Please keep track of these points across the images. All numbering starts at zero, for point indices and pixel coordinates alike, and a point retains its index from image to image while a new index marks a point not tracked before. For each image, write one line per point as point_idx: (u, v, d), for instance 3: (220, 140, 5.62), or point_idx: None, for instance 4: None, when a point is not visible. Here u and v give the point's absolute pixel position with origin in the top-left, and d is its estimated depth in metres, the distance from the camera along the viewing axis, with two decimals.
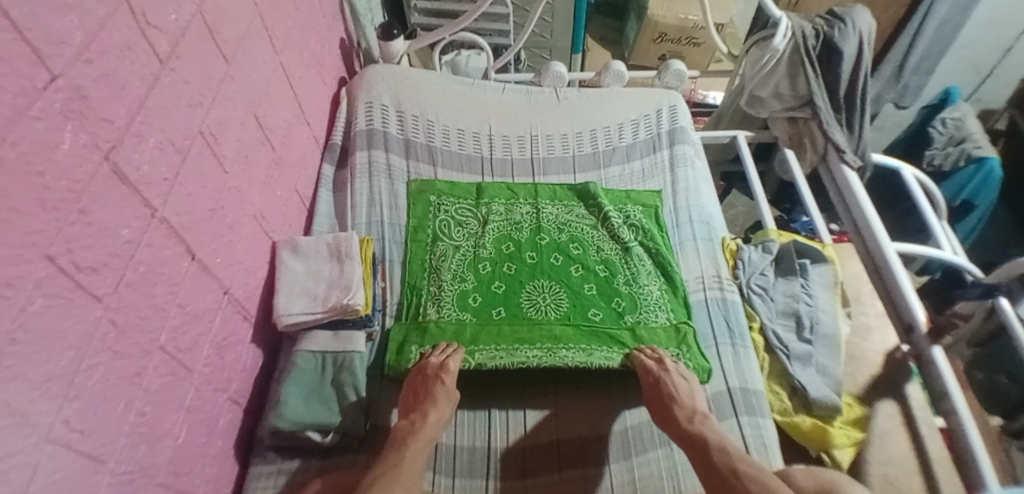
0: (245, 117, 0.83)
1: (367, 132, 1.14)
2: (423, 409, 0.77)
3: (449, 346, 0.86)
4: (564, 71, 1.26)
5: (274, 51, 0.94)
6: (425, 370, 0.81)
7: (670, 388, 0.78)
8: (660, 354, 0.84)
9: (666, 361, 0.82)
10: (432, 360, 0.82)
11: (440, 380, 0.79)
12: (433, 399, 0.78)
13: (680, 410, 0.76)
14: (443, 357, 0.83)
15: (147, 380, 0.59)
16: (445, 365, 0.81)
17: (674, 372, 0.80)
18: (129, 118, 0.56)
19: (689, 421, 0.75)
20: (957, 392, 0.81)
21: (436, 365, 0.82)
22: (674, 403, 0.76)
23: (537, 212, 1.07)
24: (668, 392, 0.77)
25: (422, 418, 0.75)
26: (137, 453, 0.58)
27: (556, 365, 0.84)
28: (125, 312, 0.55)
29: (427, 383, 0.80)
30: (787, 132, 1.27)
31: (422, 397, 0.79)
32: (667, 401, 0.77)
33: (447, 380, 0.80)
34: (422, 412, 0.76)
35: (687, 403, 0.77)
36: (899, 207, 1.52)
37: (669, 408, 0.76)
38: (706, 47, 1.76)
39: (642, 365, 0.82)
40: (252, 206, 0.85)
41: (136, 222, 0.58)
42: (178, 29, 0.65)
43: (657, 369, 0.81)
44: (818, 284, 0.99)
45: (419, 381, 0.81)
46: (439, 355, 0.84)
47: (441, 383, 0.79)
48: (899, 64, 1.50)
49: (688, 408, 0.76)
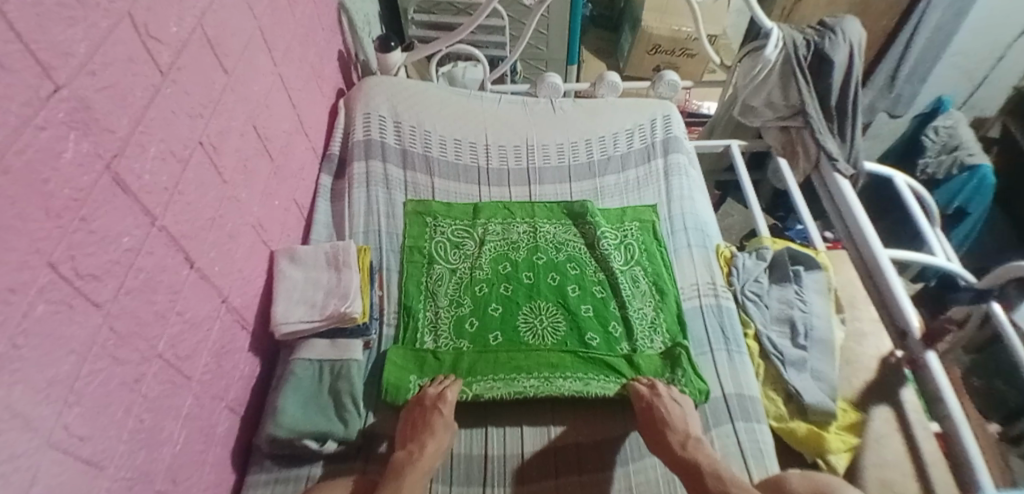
0: (244, 127, 0.85)
1: (365, 142, 1.15)
2: (421, 439, 0.75)
3: (442, 385, 0.84)
4: (559, 81, 1.28)
5: (273, 64, 0.96)
6: (423, 400, 0.80)
7: (663, 413, 0.77)
8: (652, 380, 0.84)
9: (658, 386, 0.82)
10: (429, 391, 0.82)
11: (439, 410, 0.79)
12: (432, 428, 0.76)
13: (673, 434, 0.75)
14: (441, 389, 0.83)
15: (146, 387, 0.60)
16: (443, 395, 0.81)
17: (667, 397, 0.80)
18: (131, 129, 0.57)
19: (682, 447, 0.74)
20: (952, 398, 0.82)
21: (434, 395, 0.81)
22: (667, 427, 0.76)
23: (534, 231, 1.08)
24: (662, 417, 0.77)
25: (420, 448, 0.74)
26: (135, 460, 0.58)
27: (553, 396, 0.84)
28: (125, 319, 0.56)
29: (425, 414, 0.78)
30: (780, 141, 1.29)
31: (420, 427, 0.77)
32: (660, 425, 0.76)
33: (444, 409, 0.79)
34: (420, 443, 0.75)
35: (680, 426, 0.76)
36: (892, 215, 1.53)
37: (662, 432, 0.76)
38: (699, 58, 1.79)
39: (636, 391, 0.82)
40: (251, 215, 0.86)
41: (137, 230, 0.58)
42: (178, 41, 0.67)
43: (650, 394, 0.81)
44: (812, 290, 1.00)
45: (415, 412, 0.80)
46: (438, 387, 0.84)
47: (439, 412, 0.78)
48: (891, 73, 1.52)
49: (680, 432, 0.76)
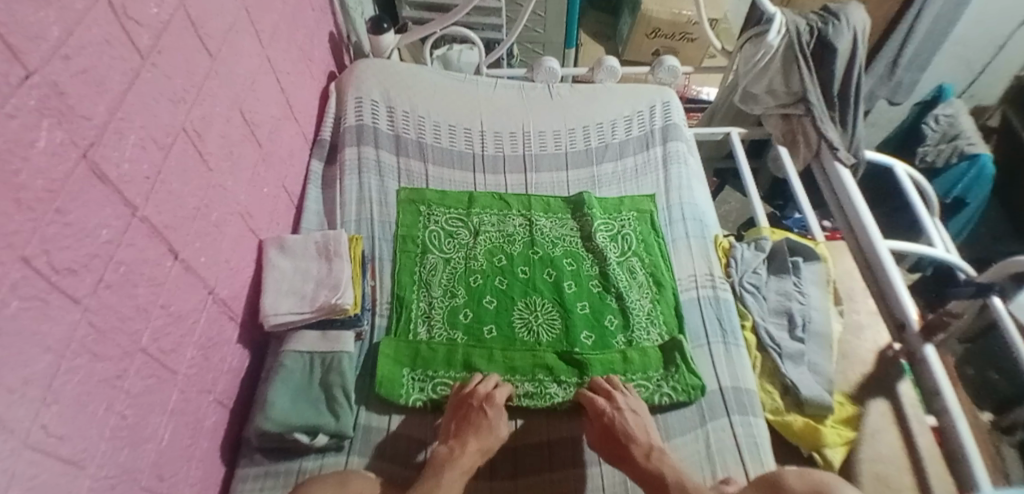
0: (230, 113, 0.82)
1: (356, 127, 1.12)
2: (463, 437, 0.73)
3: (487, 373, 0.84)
4: (557, 66, 1.25)
5: (261, 46, 0.92)
6: (470, 399, 0.78)
7: (625, 426, 0.75)
8: (610, 388, 0.81)
9: (617, 399, 0.79)
10: (479, 389, 0.79)
11: (484, 411, 0.76)
12: (477, 429, 0.74)
13: (636, 447, 0.73)
14: (493, 388, 0.80)
15: (129, 383, 0.58)
16: (493, 397, 0.78)
17: (627, 410, 0.77)
18: (108, 115, 0.55)
19: (646, 458, 0.71)
20: (950, 392, 0.81)
21: (482, 395, 0.78)
22: (629, 440, 0.73)
23: (530, 224, 1.05)
24: (624, 430, 0.74)
25: (461, 446, 0.72)
26: (119, 457, 0.57)
27: (545, 402, 0.83)
28: (104, 313, 0.54)
29: (471, 412, 0.76)
30: (780, 129, 1.25)
31: (463, 427, 0.75)
32: (623, 439, 0.74)
33: (491, 411, 0.76)
34: (462, 440, 0.73)
35: (642, 438, 0.74)
36: (889, 203, 1.53)
37: (623, 446, 0.73)
38: (700, 43, 1.76)
39: (593, 406, 0.78)
40: (238, 204, 0.84)
41: (116, 221, 0.56)
42: (159, 23, 0.63)
43: (610, 409, 0.77)
44: (810, 282, 0.99)
45: (460, 410, 0.77)
46: (490, 385, 0.81)
47: (485, 415, 0.76)
48: (893, 60, 1.50)
49: (644, 444, 0.73)
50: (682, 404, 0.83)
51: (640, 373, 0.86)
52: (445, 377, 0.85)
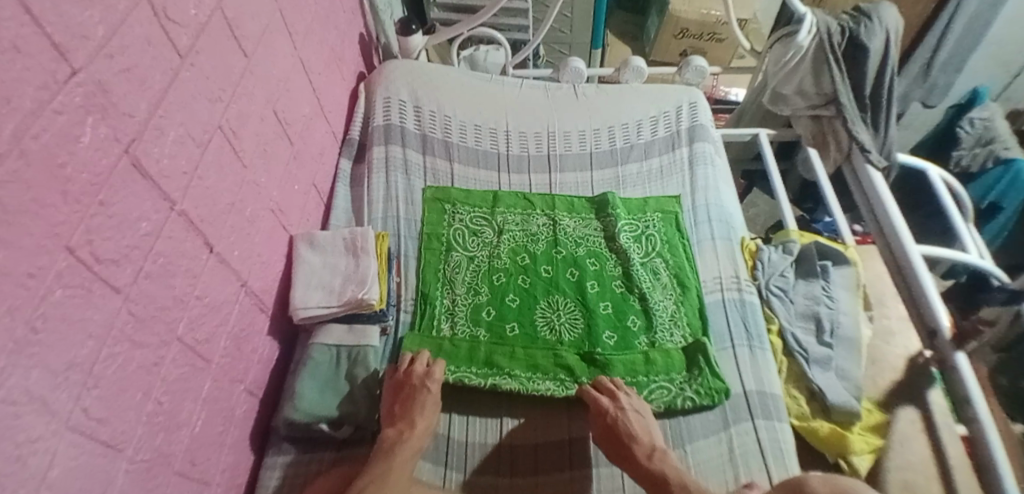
0: (264, 111, 0.84)
1: (384, 126, 1.14)
2: (410, 418, 0.75)
3: (417, 352, 0.86)
4: (582, 66, 1.25)
5: (294, 46, 0.94)
6: (412, 379, 0.80)
7: (627, 427, 0.75)
8: (615, 388, 0.81)
9: (620, 399, 0.79)
10: (416, 369, 0.81)
11: (425, 388, 0.79)
12: (420, 408, 0.76)
13: (638, 447, 0.73)
14: (429, 366, 0.83)
15: (165, 370, 0.60)
16: (431, 372, 0.81)
17: (630, 410, 0.78)
18: (149, 113, 0.57)
19: (648, 458, 0.72)
20: (981, 401, 0.79)
21: (422, 373, 0.81)
22: (632, 440, 0.74)
23: (553, 224, 1.06)
24: (627, 431, 0.75)
25: (410, 426, 0.74)
26: (154, 441, 0.59)
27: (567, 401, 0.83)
28: (144, 303, 0.56)
29: (413, 390, 0.78)
30: (810, 131, 1.24)
31: (408, 407, 0.76)
32: (625, 439, 0.74)
33: (432, 387, 0.79)
34: (409, 421, 0.75)
35: (644, 439, 0.75)
36: (921, 209, 1.49)
37: (627, 446, 0.74)
38: (728, 43, 1.74)
39: (597, 405, 0.78)
40: (271, 200, 0.86)
41: (156, 215, 0.58)
42: (197, 24, 0.65)
43: (613, 408, 0.77)
44: (839, 287, 0.97)
45: (403, 391, 0.79)
46: (425, 364, 0.83)
47: (426, 390, 0.78)
48: (927, 62, 1.46)
49: (646, 444, 0.74)
50: (706, 407, 0.82)
51: (662, 374, 0.85)
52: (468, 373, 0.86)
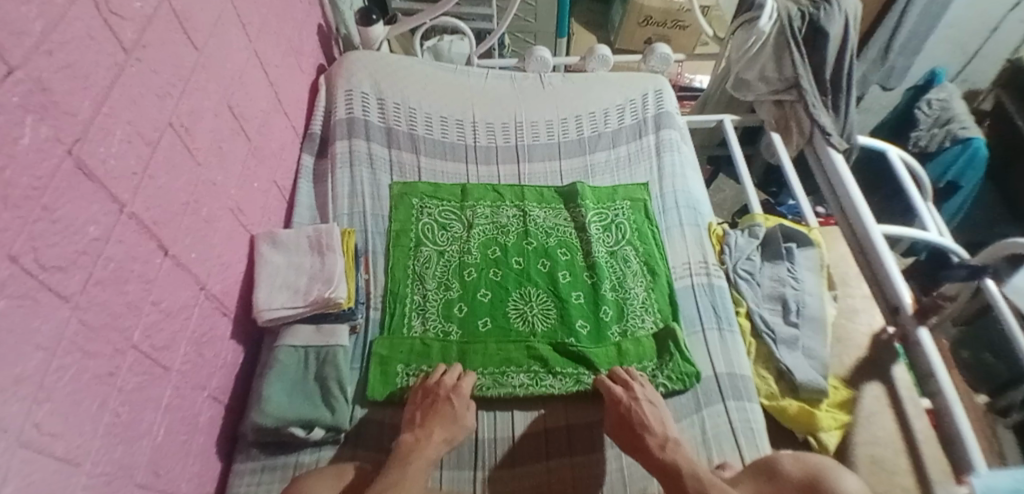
0: (218, 107, 0.81)
1: (347, 120, 1.11)
2: (428, 426, 0.73)
3: (450, 365, 0.84)
4: (548, 55, 1.24)
5: (248, 39, 0.91)
6: (436, 390, 0.78)
7: (641, 417, 0.74)
8: (629, 378, 0.80)
9: (634, 389, 0.78)
10: (444, 380, 0.80)
11: (450, 401, 0.77)
12: (442, 419, 0.74)
13: (652, 438, 0.72)
14: (459, 378, 0.81)
15: (122, 380, 0.58)
16: (460, 386, 0.79)
17: (644, 401, 0.76)
18: (93, 111, 0.54)
19: (660, 449, 0.70)
20: (944, 374, 0.81)
21: (449, 386, 0.79)
22: (645, 431, 0.72)
23: (523, 215, 1.05)
24: (641, 421, 0.73)
25: (427, 435, 0.72)
26: (114, 454, 0.57)
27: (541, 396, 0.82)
28: (95, 311, 0.54)
29: (436, 401, 0.77)
30: (773, 116, 1.26)
31: (429, 415, 0.75)
32: (637, 429, 0.73)
33: (456, 401, 0.77)
34: (427, 430, 0.73)
35: (658, 430, 0.73)
36: (882, 190, 1.53)
37: (640, 437, 0.72)
38: (692, 30, 1.76)
39: (611, 395, 0.77)
40: (229, 198, 0.83)
41: (104, 218, 0.55)
42: (143, 16, 0.62)
43: (628, 398, 0.76)
44: (805, 268, 0.99)
45: (426, 400, 0.78)
46: (456, 376, 0.81)
47: (451, 405, 0.76)
48: (886, 44, 1.50)
49: (659, 435, 0.72)
50: (678, 392, 0.84)
51: (635, 362, 0.86)
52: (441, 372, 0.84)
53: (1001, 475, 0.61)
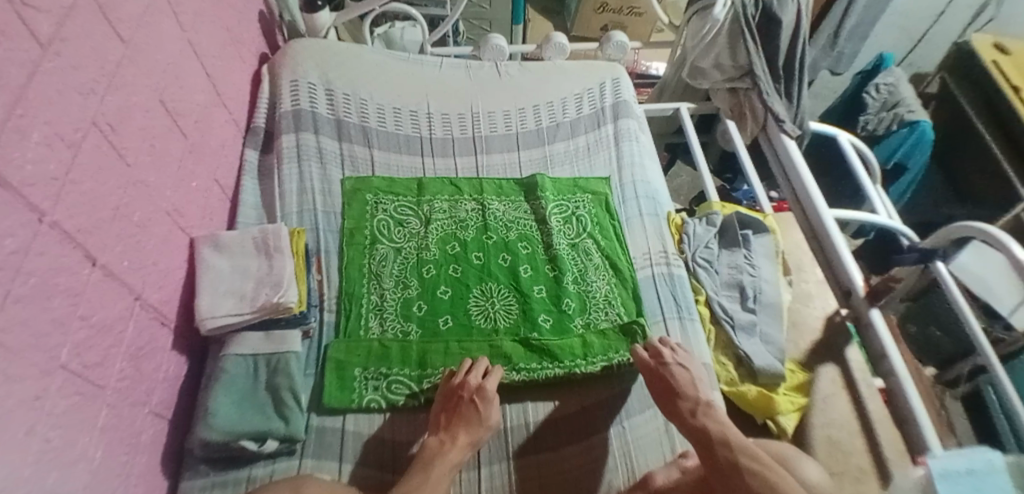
0: (150, 103, 0.75)
1: (293, 112, 1.06)
2: (454, 430, 0.72)
3: (475, 359, 0.82)
4: (504, 44, 1.21)
5: (181, 28, 0.84)
6: (459, 392, 0.76)
7: (672, 382, 0.77)
8: (659, 346, 0.82)
9: (664, 355, 0.80)
10: (470, 381, 0.77)
11: (475, 405, 0.74)
12: (467, 423, 0.73)
13: (684, 402, 0.75)
14: (483, 378, 0.78)
15: (51, 403, 0.53)
16: (483, 388, 0.76)
17: (674, 364, 0.79)
18: (6, 112, 0.48)
19: (691, 414, 0.73)
20: (895, 353, 0.84)
21: (473, 388, 0.76)
22: (678, 397, 0.75)
23: (482, 209, 1.03)
24: (673, 386, 0.76)
25: (452, 439, 0.71)
26: (47, 481, 0.52)
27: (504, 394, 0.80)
28: (16, 331, 0.49)
29: (460, 404, 0.74)
30: (728, 103, 1.28)
31: (454, 420, 0.73)
32: (670, 392, 0.76)
33: (482, 407, 0.74)
34: (451, 433, 0.72)
35: (691, 393, 0.76)
36: (834, 172, 1.58)
37: (674, 401, 0.75)
38: (648, 17, 1.75)
39: (641, 360, 0.80)
40: (164, 201, 0.78)
41: (22, 229, 0.50)
42: (60, 7, 0.56)
43: (656, 364, 0.79)
44: (761, 255, 1.01)
45: (450, 402, 0.76)
46: (480, 375, 0.79)
47: (476, 409, 0.74)
48: (833, 32, 1.54)
49: (691, 399, 0.75)
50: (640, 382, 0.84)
51: (600, 355, 0.84)
52: (401, 375, 0.82)
53: (956, 458, 0.62)
